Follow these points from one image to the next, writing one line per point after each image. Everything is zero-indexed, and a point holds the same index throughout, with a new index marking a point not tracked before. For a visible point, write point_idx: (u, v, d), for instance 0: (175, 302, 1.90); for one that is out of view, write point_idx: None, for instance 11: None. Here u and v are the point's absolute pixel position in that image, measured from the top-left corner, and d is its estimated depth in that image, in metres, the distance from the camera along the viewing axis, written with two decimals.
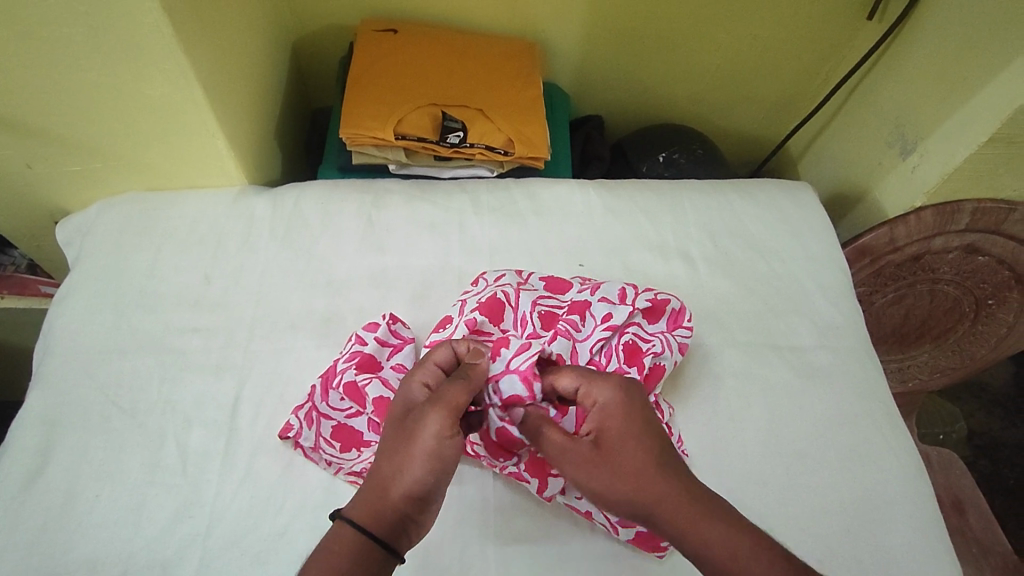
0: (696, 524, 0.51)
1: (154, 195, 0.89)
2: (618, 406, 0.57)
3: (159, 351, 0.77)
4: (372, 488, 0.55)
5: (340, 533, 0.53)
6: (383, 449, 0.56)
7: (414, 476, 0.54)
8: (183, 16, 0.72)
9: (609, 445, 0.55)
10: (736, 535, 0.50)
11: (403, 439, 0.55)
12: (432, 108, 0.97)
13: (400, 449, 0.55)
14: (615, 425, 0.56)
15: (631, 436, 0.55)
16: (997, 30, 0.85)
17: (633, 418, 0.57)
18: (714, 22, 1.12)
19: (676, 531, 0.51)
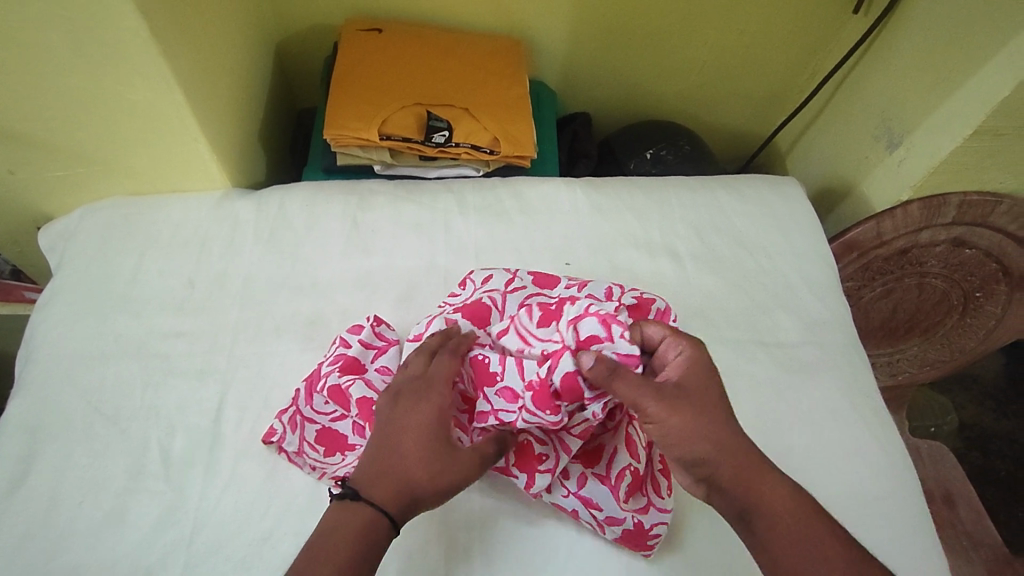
0: (762, 478, 0.55)
1: (138, 199, 0.88)
2: (699, 361, 0.60)
3: (142, 357, 0.77)
4: (404, 490, 0.57)
5: (365, 527, 0.55)
6: (410, 457, 0.58)
7: (435, 497, 0.58)
8: (162, 19, 0.71)
9: (693, 392, 0.58)
10: (794, 494, 0.55)
11: (449, 462, 0.58)
12: (417, 107, 0.96)
13: (444, 471, 0.58)
14: (698, 379, 0.59)
15: (710, 389, 0.59)
16: (982, 22, 0.85)
17: (711, 377, 0.60)
18: (701, 17, 1.12)
19: (741, 482, 0.55)
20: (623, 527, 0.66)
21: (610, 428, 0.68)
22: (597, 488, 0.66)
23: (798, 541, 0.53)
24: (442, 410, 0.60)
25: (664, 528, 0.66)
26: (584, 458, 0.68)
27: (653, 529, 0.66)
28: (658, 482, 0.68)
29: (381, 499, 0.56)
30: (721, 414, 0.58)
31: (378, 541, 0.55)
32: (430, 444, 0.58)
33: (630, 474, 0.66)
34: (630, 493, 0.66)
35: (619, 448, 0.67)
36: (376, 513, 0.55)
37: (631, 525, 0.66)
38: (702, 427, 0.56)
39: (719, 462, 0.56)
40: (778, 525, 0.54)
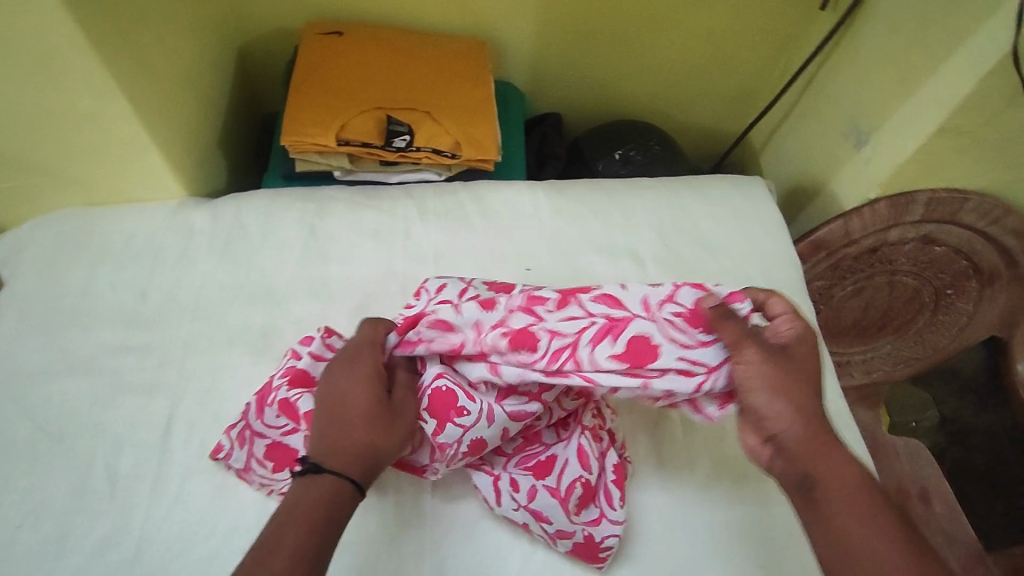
0: (831, 452, 0.54)
1: (90, 211, 0.86)
2: (810, 338, 0.60)
3: (91, 372, 0.75)
4: (361, 451, 0.60)
5: (331, 494, 0.57)
6: (361, 417, 0.61)
7: (392, 449, 0.62)
8: (102, 27, 0.70)
9: (796, 356, 0.59)
10: (864, 475, 0.53)
11: (394, 417, 0.63)
12: (377, 111, 0.95)
13: (392, 425, 0.62)
14: (804, 347, 0.60)
15: (815, 362, 0.59)
16: (942, 19, 0.84)
17: (815, 354, 0.59)
18: (668, 16, 1.11)
19: (811, 449, 0.54)
20: (573, 540, 0.67)
21: (562, 438, 0.71)
22: (547, 501, 0.67)
23: (855, 512, 0.51)
24: (379, 374, 0.65)
25: (615, 540, 0.67)
26: (536, 469, 0.69)
27: (604, 542, 0.67)
28: (609, 493, 0.70)
29: (342, 464, 0.58)
30: (810, 385, 0.57)
31: (347, 501, 0.58)
32: (376, 404, 0.62)
33: (581, 486, 0.68)
34: (580, 504, 0.68)
35: (570, 460, 0.69)
36: (341, 478, 0.58)
37: (580, 538, 0.67)
38: (791, 386, 0.57)
39: (796, 422, 0.55)
40: (838, 492, 0.52)
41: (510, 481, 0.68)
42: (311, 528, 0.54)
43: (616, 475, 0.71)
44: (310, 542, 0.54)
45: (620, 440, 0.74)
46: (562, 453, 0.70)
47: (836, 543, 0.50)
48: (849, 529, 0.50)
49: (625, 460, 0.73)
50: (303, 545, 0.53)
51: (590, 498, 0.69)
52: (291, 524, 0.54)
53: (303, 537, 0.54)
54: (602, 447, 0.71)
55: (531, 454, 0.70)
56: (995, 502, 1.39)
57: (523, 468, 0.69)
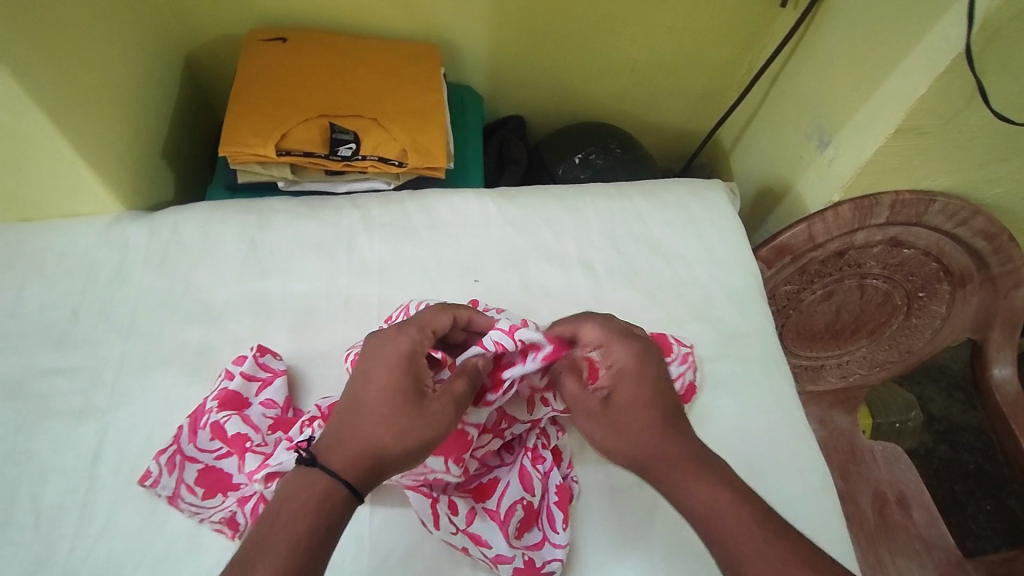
0: (684, 478, 0.55)
1: (23, 227, 0.83)
2: (631, 372, 0.61)
3: (17, 396, 0.73)
4: (368, 447, 0.55)
5: (319, 497, 0.51)
6: (381, 411, 0.56)
7: (407, 451, 0.55)
8: (15, 38, 0.67)
9: (620, 402, 0.60)
10: (721, 489, 0.54)
11: (416, 415, 0.56)
12: (321, 119, 0.92)
13: (410, 425, 0.56)
14: (628, 387, 0.61)
15: (639, 403, 0.60)
16: (900, 16, 0.81)
17: (644, 387, 0.61)
18: (626, 16, 1.07)
19: (669, 479, 0.55)
20: (513, 565, 0.63)
21: (506, 462, 0.70)
22: (486, 523, 0.64)
23: (719, 525, 0.52)
24: (409, 365, 0.59)
25: (558, 564, 0.64)
26: (476, 492, 0.67)
27: (545, 566, 0.63)
28: (552, 516, 0.66)
29: (343, 461, 0.54)
30: (650, 424, 0.58)
31: (342, 506, 0.52)
32: (398, 398, 0.57)
33: (521, 508, 0.66)
34: (520, 527, 0.65)
35: (511, 483, 0.67)
36: (335, 478, 0.52)
37: (520, 563, 0.63)
38: (628, 425, 0.59)
39: (645, 463, 0.57)
40: (702, 509, 0.53)
41: (448, 504, 0.64)
42: (297, 532, 0.49)
43: (559, 496, 0.67)
44: (297, 549, 0.48)
45: (566, 459, 0.70)
46: (504, 477, 0.68)
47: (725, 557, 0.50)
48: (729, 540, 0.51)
49: (570, 480, 0.69)
50: (287, 554, 0.48)
51: (531, 523, 0.66)
52: (277, 529, 0.49)
53: (289, 544, 0.48)
54: (543, 467, 0.68)
55: (473, 477, 0.68)
56: (983, 503, 1.35)
57: (463, 491, 0.67)
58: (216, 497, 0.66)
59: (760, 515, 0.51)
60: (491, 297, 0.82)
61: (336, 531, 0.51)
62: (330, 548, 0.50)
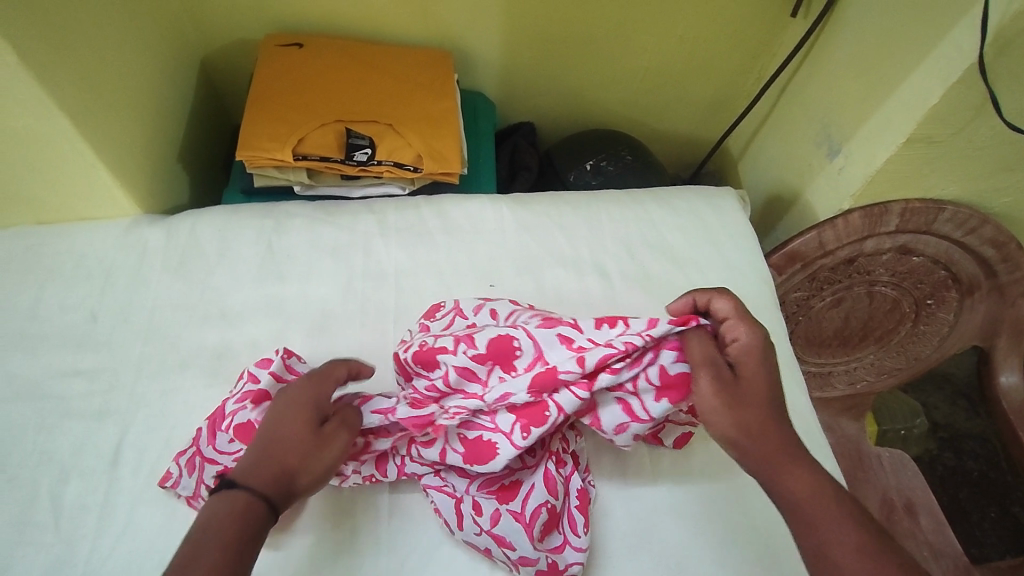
0: (788, 466, 0.54)
1: (41, 229, 0.84)
2: (758, 351, 0.60)
3: (37, 397, 0.73)
4: (276, 474, 0.56)
5: (243, 511, 0.52)
6: (289, 437, 0.57)
7: (311, 478, 0.57)
8: (38, 42, 0.68)
9: (745, 377, 0.58)
10: (820, 483, 0.53)
11: (318, 445, 0.58)
12: (337, 125, 0.93)
13: (313, 454, 0.57)
14: (751, 364, 0.59)
15: (761, 379, 0.58)
16: (911, 26, 0.82)
17: (766, 365, 0.59)
18: (638, 23, 1.09)
19: (770, 461, 0.54)
20: (535, 567, 0.64)
21: (529, 464, 0.68)
22: (511, 525, 0.64)
23: (813, 517, 0.51)
24: (317, 398, 0.61)
25: (579, 567, 0.64)
26: (500, 494, 0.66)
27: (567, 569, 0.64)
28: (573, 518, 0.67)
29: (255, 484, 0.54)
30: (766, 403, 0.57)
31: (260, 525, 0.53)
32: (304, 428, 0.58)
33: (547, 511, 0.65)
34: (544, 531, 0.64)
35: (536, 485, 0.66)
36: (254, 497, 0.53)
37: (543, 565, 0.64)
38: (748, 400, 0.57)
39: (747, 440, 0.55)
40: (800, 497, 0.52)
41: (472, 504, 0.65)
42: (222, 543, 0.50)
43: (580, 500, 0.67)
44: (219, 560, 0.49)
45: (584, 464, 0.71)
46: (527, 478, 0.67)
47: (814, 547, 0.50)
48: (821, 529, 0.50)
49: (588, 485, 0.70)
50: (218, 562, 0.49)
51: (554, 526, 0.66)
52: (206, 539, 0.50)
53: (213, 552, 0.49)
54: (566, 471, 0.69)
55: (495, 478, 0.67)
56: (988, 510, 1.35)
57: (486, 491, 0.66)
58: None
59: (853, 509, 0.51)
60: None
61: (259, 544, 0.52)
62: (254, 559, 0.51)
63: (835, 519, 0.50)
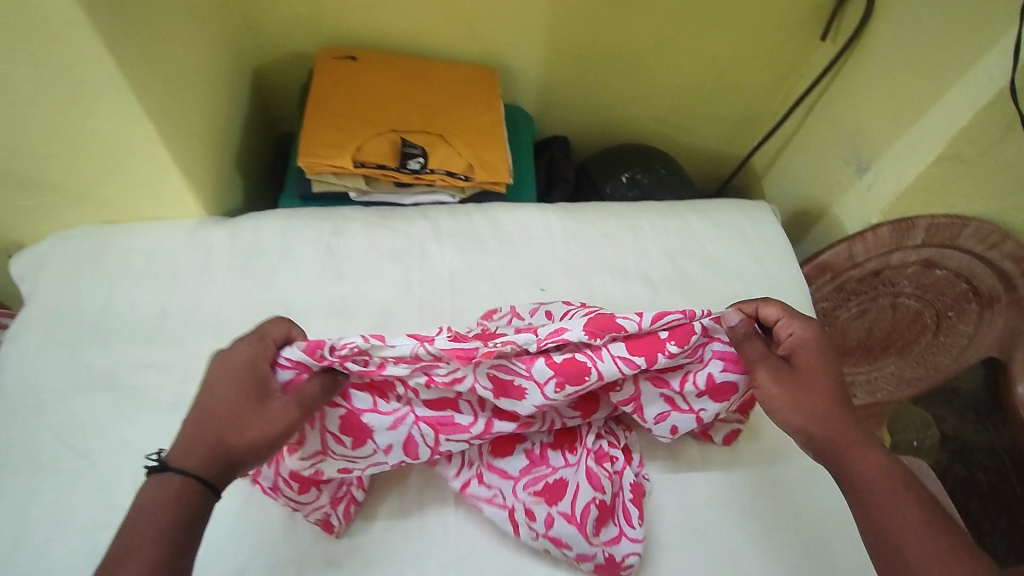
0: (854, 449, 0.59)
1: (110, 229, 0.88)
2: (813, 345, 0.65)
3: (114, 389, 0.76)
4: (212, 448, 0.55)
5: (178, 492, 0.52)
6: (223, 413, 0.56)
7: (247, 449, 0.56)
8: (131, 50, 0.72)
9: (804, 368, 0.64)
10: (887, 464, 0.57)
11: (252, 419, 0.56)
12: (391, 134, 0.97)
13: (250, 428, 0.56)
14: (811, 357, 0.64)
15: (820, 369, 0.63)
16: (940, 52, 0.87)
17: (825, 354, 0.64)
18: (673, 44, 1.14)
19: (835, 446, 0.60)
20: (593, 562, 0.66)
21: (570, 463, 0.70)
22: (565, 528, 0.66)
23: (877, 495, 0.55)
24: (252, 369, 0.59)
25: (636, 558, 0.67)
26: (548, 495, 0.68)
27: (624, 560, 0.67)
28: (627, 511, 0.69)
29: (191, 465, 0.54)
30: (827, 390, 0.62)
31: (196, 507, 0.52)
32: (239, 402, 0.57)
33: (596, 507, 0.67)
34: (598, 526, 0.67)
35: (581, 484, 0.68)
36: (190, 476, 0.53)
37: (602, 559, 0.66)
38: (809, 389, 0.62)
39: (813, 429, 0.61)
40: (865, 477, 0.57)
41: (526, 510, 0.67)
42: (157, 524, 0.50)
43: (634, 493, 0.70)
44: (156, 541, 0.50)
45: (637, 458, 0.74)
46: (572, 477, 0.68)
47: (875, 524, 0.54)
48: (884, 508, 0.55)
49: (641, 478, 0.73)
50: (154, 546, 0.49)
51: (607, 520, 0.68)
52: (141, 523, 0.50)
53: (150, 534, 0.50)
54: (615, 466, 0.71)
55: (540, 476, 0.69)
56: (998, 520, 1.39)
57: (533, 494, 0.68)
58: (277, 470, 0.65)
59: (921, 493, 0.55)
60: None
61: (200, 523, 0.53)
62: (196, 538, 0.52)
63: (901, 499, 0.54)
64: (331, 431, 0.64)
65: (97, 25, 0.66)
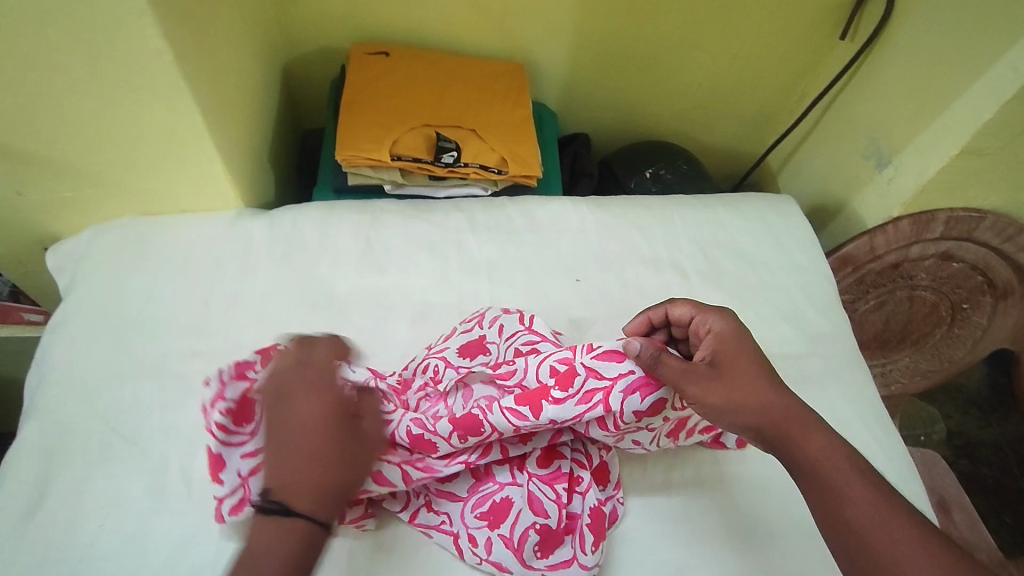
0: (802, 433, 0.60)
1: (150, 220, 0.88)
2: (730, 337, 0.67)
3: (161, 376, 0.77)
4: (324, 482, 0.54)
5: (304, 537, 0.52)
6: (334, 450, 0.56)
7: (362, 479, 0.57)
8: (184, 41, 0.73)
9: (727, 361, 0.65)
10: (834, 444, 0.59)
11: (354, 449, 0.57)
12: (425, 129, 0.99)
13: (355, 456, 0.57)
14: (729, 349, 0.66)
15: (745, 364, 0.65)
16: (964, 49, 0.90)
17: (743, 345, 0.67)
18: (695, 41, 1.16)
19: (783, 435, 0.61)
20: None
21: (517, 480, 0.72)
22: (503, 551, 0.68)
23: (829, 476, 0.57)
24: (341, 400, 0.58)
25: None
26: (490, 518, 0.69)
27: None
28: (583, 536, 0.69)
29: (317, 506, 0.53)
30: (760, 382, 0.63)
31: (318, 547, 0.53)
32: (344, 436, 0.57)
33: (535, 532, 0.68)
34: (536, 550, 0.69)
35: (523, 509, 0.69)
36: (311, 518, 0.53)
37: None
38: (743, 383, 0.63)
39: (760, 422, 0.62)
40: (813, 460, 0.58)
41: (469, 536, 0.69)
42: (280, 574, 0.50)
43: (592, 518, 0.70)
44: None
45: (614, 480, 0.75)
46: (516, 500, 0.70)
47: (829, 505, 0.56)
48: (836, 488, 0.56)
49: (617, 501, 0.73)
50: None
51: (552, 545, 0.69)
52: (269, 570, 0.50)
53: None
54: (581, 488, 0.72)
55: (486, 496, 0.71)
56: (1003, 516, 1.37)
57: (478, 516, 0.70)
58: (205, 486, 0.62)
59: (865, 471, 0.57)
60: (594, 296, 0.88)
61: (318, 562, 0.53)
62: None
63: (849, 478, 0.57)
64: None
65: (159, 16, 0.67)
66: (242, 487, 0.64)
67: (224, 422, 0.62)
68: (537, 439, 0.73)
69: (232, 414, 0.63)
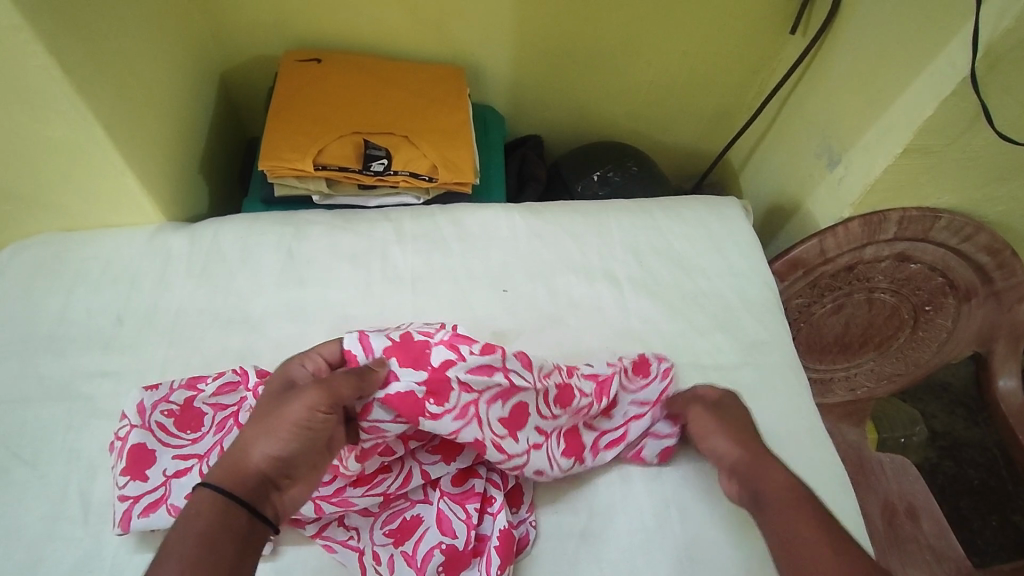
0: (772, 474, 0.64)
1: (68, 237, 0.87)
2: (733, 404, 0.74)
3: (68, 398, 0.75)
4: (230, 459, 0.56)
5: (201, 508, 0.53)
6: (255, 417, 0.60)
7: (271, 441, 0.57)
8: (78, 58, 0.71)
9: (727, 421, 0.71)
10: (801, 486, 0.62)
11: (279, 424, 0.57)
12: (354, 136, 0.97)
13: (279, 427, 0.57)
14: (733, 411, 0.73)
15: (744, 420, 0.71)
16: (905, 43, 0.86)
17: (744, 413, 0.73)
18: (642, 39, 1.13)
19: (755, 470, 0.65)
20: None
21: (429, 498, 0.70)
22: (405, 570, 0.66)
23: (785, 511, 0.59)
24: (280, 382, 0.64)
25: None
26: (397, 535, 0.68)
27: None
28: (490, 559, 0.66)
29: (212, 476, 0.55)
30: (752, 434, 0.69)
31: (213, 519, 0.52)
32: (263, 408, 0.61)
33: (440, 552, 0.66)
34: (440, 572, 0.66)
35: (430, 527, 0.68)
36: (220, 494, 0.54)
37: None
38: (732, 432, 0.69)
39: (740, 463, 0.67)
40: (779, 494, 0.61)
41: (374, 553, 0.67)
42: (196, 548, 0.50)
43: (500, 541, 0.66)
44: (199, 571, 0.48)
45: (526, 502, 0.72)
46: (426, 518, 0.69)
47: (781, 534, 0.58)
48: (788, 520, 0.58)
49: (528, 524, 0.70)
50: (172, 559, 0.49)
51: (458, 567, 0.66)
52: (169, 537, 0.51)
53: (194, 559, 0.49)
54: (492, 509, 0.69)
55: (397, 512, 0.69)
56: (988, 518, 1.29)
57: (385, 532, 0.68)
58: (128, 477, 0.67)
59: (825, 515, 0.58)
60: (520, 306, 0.85)
61: (217, 534, 0.51)
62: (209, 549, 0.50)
63: (802, 511, 0.59)
64: (222, 446, 0.69)
65: (42, 34, 0.65)
66: (164, 487, 0.68)
67: (165, 422, 0.71)
68: (460, 459, 0.70)
69: (174, 417, 0.72)
